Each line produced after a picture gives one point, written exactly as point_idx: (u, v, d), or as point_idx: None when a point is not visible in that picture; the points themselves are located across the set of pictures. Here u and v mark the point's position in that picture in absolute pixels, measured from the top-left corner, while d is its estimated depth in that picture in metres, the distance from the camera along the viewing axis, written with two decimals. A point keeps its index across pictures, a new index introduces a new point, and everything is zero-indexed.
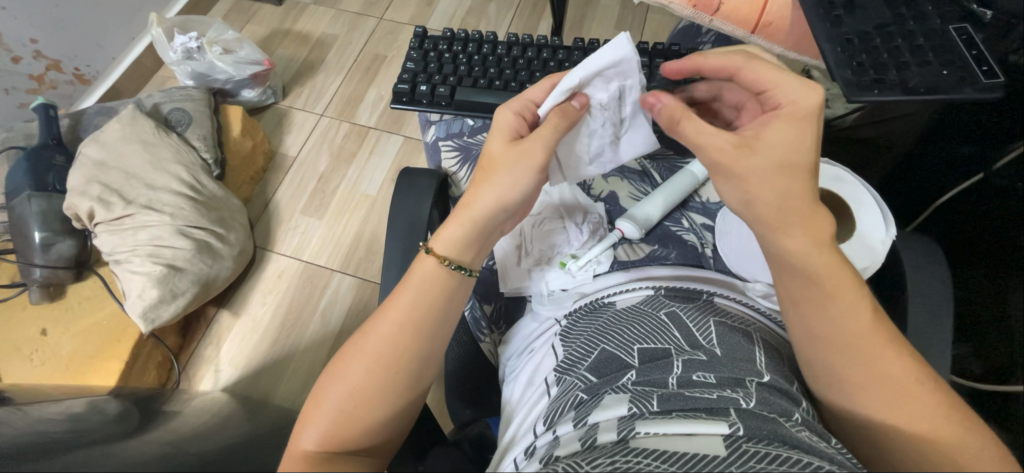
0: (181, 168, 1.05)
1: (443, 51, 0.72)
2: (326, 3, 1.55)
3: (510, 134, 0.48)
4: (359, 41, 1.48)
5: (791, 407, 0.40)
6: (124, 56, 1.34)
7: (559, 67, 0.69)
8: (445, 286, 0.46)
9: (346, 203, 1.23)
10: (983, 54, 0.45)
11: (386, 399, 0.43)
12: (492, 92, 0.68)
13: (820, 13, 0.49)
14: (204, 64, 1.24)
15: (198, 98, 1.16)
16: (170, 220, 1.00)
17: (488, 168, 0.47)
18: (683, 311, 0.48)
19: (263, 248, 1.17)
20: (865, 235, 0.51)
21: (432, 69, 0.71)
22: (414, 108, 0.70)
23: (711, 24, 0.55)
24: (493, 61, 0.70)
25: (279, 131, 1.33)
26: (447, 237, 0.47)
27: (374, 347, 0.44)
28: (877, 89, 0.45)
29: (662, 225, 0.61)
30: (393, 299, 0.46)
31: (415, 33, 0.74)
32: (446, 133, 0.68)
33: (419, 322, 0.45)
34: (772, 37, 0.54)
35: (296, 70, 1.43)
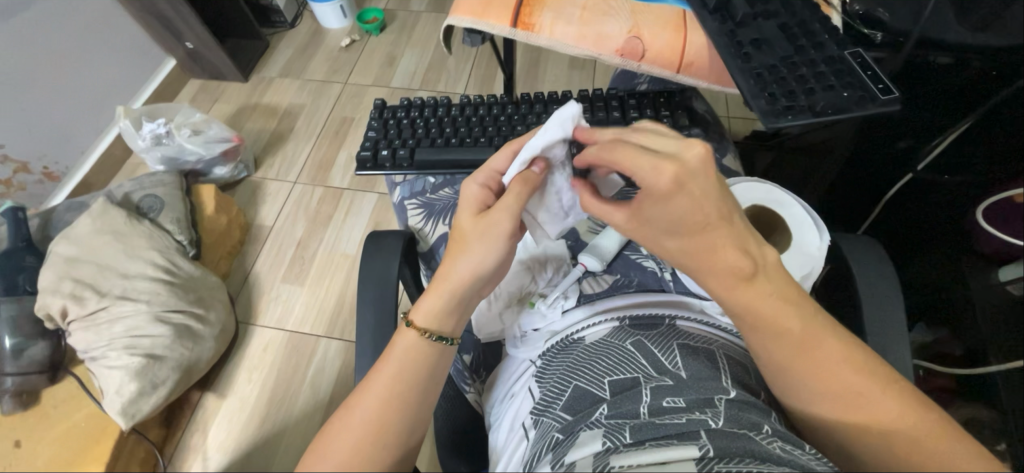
0: (155, 252, 1.04)
1: (401, 118, 0.74)
2: (291, 75, 1.62)
3: (477, 206, 0.50)
4: (326, 107, 1.53)
5: (760, 419, 0.41)
6: (93, 149, 1.36)
7: (510, 120, 0.71)
8: (427, 343, 0.48)
9: (325, 265, 1.23)
10: (877, 74, 0.50)
11: (375, 461, 0.42)
12: (450, 150, 0.69)
13: (730, 51, 0.51)
14: (174, 148, 1.26)
15: (169, 182, 1.17)
16: (147, 308, 0.98)
17: (459, 241, 0.49)
18: (649, 338, 0.49)
19: (245, 323, 1.16)
20: (803, 243, 0.54)
21: (392, 134, 0.72)
22: (379, 171, 0.70)
23: (640, 69, 0.53)
24: (450, 121, 0.72)
25: (254, 203, 1.34)
26: (426, 311, 0.48)
27: (356, 426, 0.43)
28: (790, 115, 0.48)
29: (622, 255, 0.63)
30: (373, 374, 0.46)
31: (375, 104, 0.76)
32: (410, 192, 0.70)
33: (403, 393, 0.45)
34: (697, 75, 0.53)
35: (266, 142, 1.46)
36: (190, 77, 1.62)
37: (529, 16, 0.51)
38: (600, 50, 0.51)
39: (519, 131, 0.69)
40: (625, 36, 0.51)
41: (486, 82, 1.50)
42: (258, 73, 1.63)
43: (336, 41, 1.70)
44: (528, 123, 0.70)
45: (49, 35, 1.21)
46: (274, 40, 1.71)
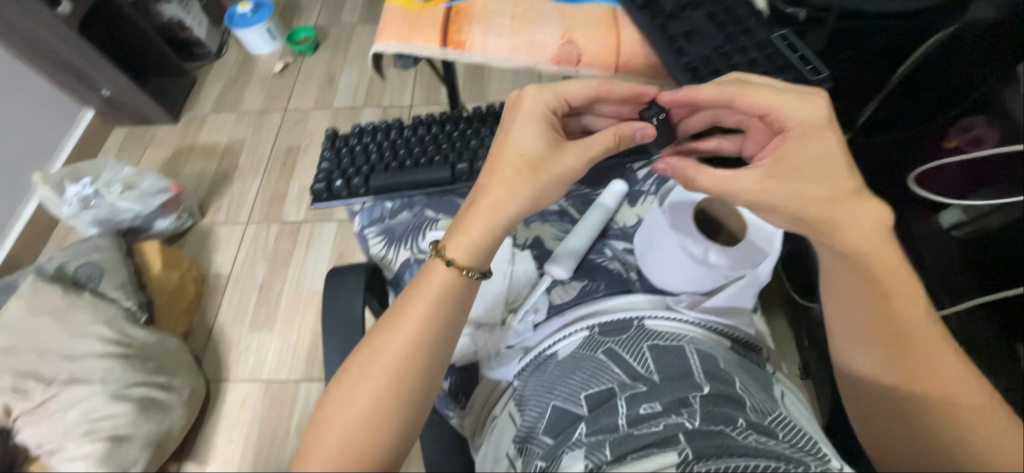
0: (103, 325, 0.95)
1: (354, 144, 0.69)
2: (225, 109, 1.53)
3: (541, 129, 0.46)
4: (268, 138, 1.45)
5: (735, 413, 0.41)
6: (15, 221, 1.24)
7: (463, 137, 0.67)
8: (458, 286, 0.44)
9: (294, 306, 1.17)
10: (807, 55, 0.50)
11: (401, 408, 0.41)
12: (404, 172, 0.64)
13: (665, 45, 0.49)
14: (106, 208, 1.15)
15: (106, 245, 1.08)
16: (101, 388, 0.91)
17: (526, 173, 0.45)
18: (620, 345, 0.48)
19: (216, 381, 1.09)
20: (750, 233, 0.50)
21: (345, 163, 0.67)
22: (335, 202, 0.65)
23: (579, 74, 0.50)
24: (402, 144, 0.68)
25: (206, 251, 1.26)
26: (463, 245, 0.44)
27: (379, 369, 0.41)
28: None
29: (588, 260, 0.59)
30: (411, 298, 0.44)
31: (327, 133, 0.71)
32: (369, 220, 0.63)
33: (435, 328, 0.43)
34: (635, 73, 0.51)
35: (209, 185, 1.38)
36: (114, 126, 1.51)
37: (459, 33, 0.48)
38: (536, 61, 0.48)
39: (476, 144, 0.65)
40: (558, 43, 0.49)
41: (432, 89, 1.45)
42: (188, 111, 1.53)
43: (269, 67, 1.61)
44: (483, 137, 0.66)
45: None
46: (201, 74, 1.61)
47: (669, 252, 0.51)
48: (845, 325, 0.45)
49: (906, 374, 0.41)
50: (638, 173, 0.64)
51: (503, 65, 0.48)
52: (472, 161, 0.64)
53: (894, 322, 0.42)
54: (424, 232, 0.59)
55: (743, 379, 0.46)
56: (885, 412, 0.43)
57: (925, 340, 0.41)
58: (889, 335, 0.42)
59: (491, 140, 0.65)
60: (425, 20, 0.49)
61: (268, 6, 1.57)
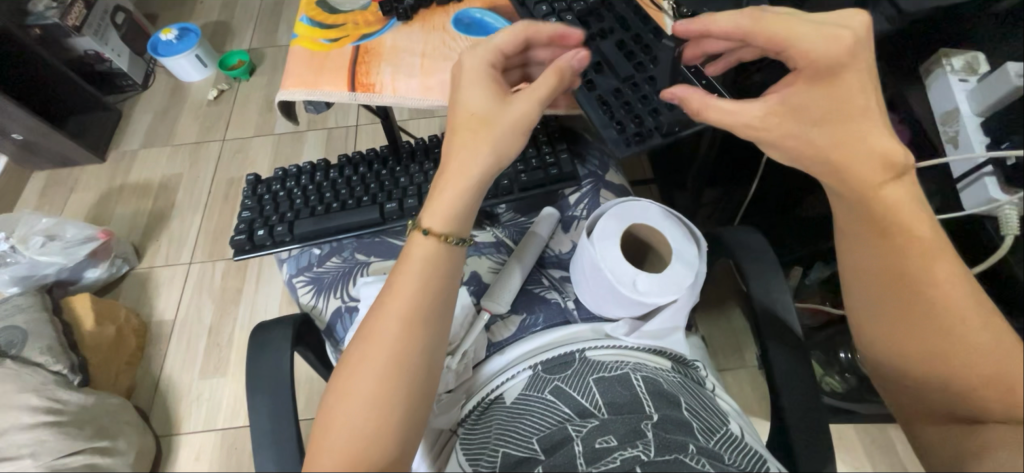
0: (31, 394, 0.89)
1: (277, 190, 0.68)
2: (157, 142, 1.44)
3: (490, 87, 0.45)
4: (207, 170, 1.38)
5: (685, 439, 0.42)
6: None
7: (392, 174, 0.67)
8: (441, 256, 0.44)
9: (248, 346, 1.12)
10: (712, 83, 0.53)
11: (403, 394, 0.40)
12: (331, 217, 0.64)
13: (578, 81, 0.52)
14: (25, 264, 1.07)
15: (27, 304, 1.00)
16: (33, 462, 0.84)
17: (480, 128, 0.44)
18: (567, 382, 0.48)
19: (166, 435, 1.03)
20: (681, 253, 0.49)
21: (268, 211, 0.66)
22: (260, 253, 0.64)
23: None
24: (328, 186, 0.67)
25: (146, 297, 1.19)
26: (438, 214, 0.44)
27: (376, 356, 0.41)
28: (639, 142, 0.50)
29: (525, 290, 0.59)
30: (393, 287, 0.43)
31: (249, 180, 0.70)
32: (297, 268, 0.63)
33: (425, 306, 0.43)
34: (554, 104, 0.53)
35: (144, 225, 1.30)
36: (31, 169, 1.40)
37: (368, 77, 0.49)
38: (451, 99, 0.49)
39: (404, 182, 0.65)
40: None
41: None
42: (116, 147, 1.44)
43: (202, 95, 1.53)
44: (410, 173, 0.66)
45: None
46: (127, 106, 1.52)
47: (598, 278, 0.50)
48: (862, 291, 0.45)
49: (925, 338, 0.42)
50: (569, 200, 0.65)
51: (417, 107, 0.49)
52: (402, 199, 0.64)
53: (908, 289, 0.42)
54: (354, 278, 0.61)
55: (688, 401, 0.47)
56: (900, 371, 0.45)
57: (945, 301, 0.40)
58: (889, 268, 0.42)
59: (419, 177, 0.65)
60: (331, 65, 0.50)
61: (196, 32, 1.50)
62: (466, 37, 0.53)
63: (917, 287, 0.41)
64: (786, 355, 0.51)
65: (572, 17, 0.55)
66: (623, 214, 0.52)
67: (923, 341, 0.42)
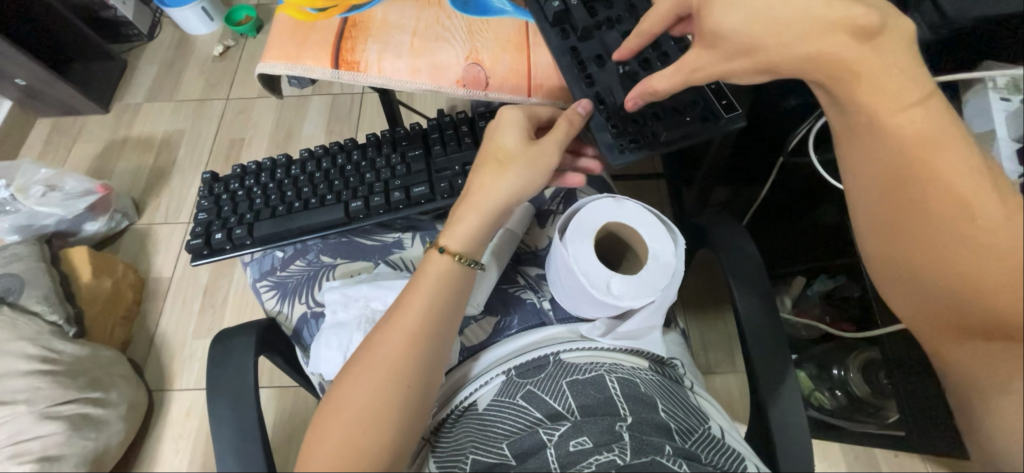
0: (25, 342, 0.90)
1: (235, 189, 0.64)
2: (160, 97, 1.42)
3: (527, 131, 0.48)
4: (209, 129, 1.36)
5: (662, 440, 0.40)
6: None
7: (358, 169, 0.62)
8: (454, 280, 0.46)
9: (241, 308, 1.12)
10: (722, 87, 0.51)
11: (398, 410, 0.41)
12: (292, 218, 0.60)
13: (576, 74, 0.49)
14: (24, 214, 1.08)
15: (26, 253, 1.01)
16: (26, 408, 0.87)
17: (502, 160, 0.47)
18: (539, 386, 0.45)
19: (159, 390, 1.06)
20: (656, 254, 0.43)
21: (226, 212, 0.62)
22: (221, 256, 0.62)
23: (489, 97, 0.50)
24: (289, 184, 0.63)
25: (144, 254, 1.20)
26: (459, 234, 0.47)
27: (376, 369, 0.42)
28: (634, 149, 0.47)
29: (499, 290, 0.56)
30: (403, 303, 0.45)
31: (204, 179, 0.66)
32: (261, 272, 0.62)
33: (429, 326, 0.44)
34: (551, 95, 0.51)
35: (145, 181, 1.30)
36: (36, 116, 1.40)
37: (353, 54, 0.49)
38: (439, 84, 0.49)
39: (370, 178, 0.61)
40: (463, 66, 0.50)
41: None
42: (120, 100, 1.42)
43: (208, 50, 1.49)
44: (376, 168, 0.61)
45: None
46: (132, 58, 1.49)
47: (571, 281, 0.44)
48: (869, 205, 0.41)
49: (935, 245, 0.36)
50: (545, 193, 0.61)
51: (407, 89, 0.49)
52: (368, 197, 0.59)
53: (919, 195, 0.37)
54: (320, 282, 0.60)
55: (665, 401, 0.44)
56: (910, 289, 0.39)
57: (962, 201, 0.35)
58: (884, 167, 0.38)
59: (387, 171, 0.60)
60: (315, 37, 0.50)
61: None
62: (462, 15, 0.53)
63: (929, 189, 0.36)
64: (774, 369, 0.47)
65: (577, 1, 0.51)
66: (599, 213, 0.46)
67: (934, 249, 0.36)
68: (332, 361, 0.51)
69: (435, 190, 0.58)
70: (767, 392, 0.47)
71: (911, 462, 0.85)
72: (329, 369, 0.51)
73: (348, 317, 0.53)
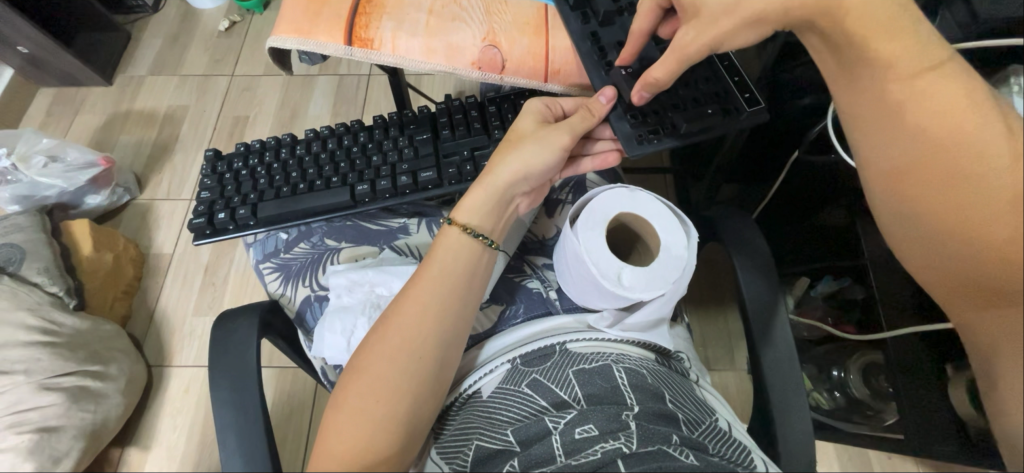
0: (25, 312, 0.90)
1: (239, 169, 0.63)
2: (164, 71, 1.40)
3: (543, 116, 0.49)
4: (213, 106, 1.34)
5: (668, 429, 0.40)
6: None
7: (364, 151, 0.61)
8: (467, 255, 0.47)
9: (241, 289, 1.12)
10: (744, 81, 0.50)
11: (412, 385, 0.41)
12: (298, 199, 0.59)
13: (595, 61, 0.48)
14: (25, 184, 1.07)
15: (27, 224, 1.00)
16: (25, 379, 0.87)
17: (515, 140, 0.48)
18: (545, 375, 0.45)
19: (158, 366, 1.06)
20: (668, 245, 0.43)
21: (229, 192, 0.61)
22: (223, 237, 0.61)
23: (504, 81, 0.50)
24: (294, 164, 0.62)
25: (145, 229, 1.19)
26: (468, 207, 0.47)
27: (390, 340, 0.42)
28: (653, 140, 0.46)
29: (504, 278, 0.55)
30: (417, 277, 0.45)
31: (208, 156, 0.65)
32: (263, 254, 0.61)
33: (441, 302, 0.44)
34: (567, 82, 0.50)
35: (147, 156, 1.28)
36: (38, 85, 1.38)
37: (366, 30, 0.48)
38: (454, 65, 0.48)
39: (376, 160, 0.59)
40: (479, 47, 0.49)
41: None
42: (123, 72, 1.40)
43: (213, 25, 1.47)
44: (382, 151, 0.60)
45: None
46: (137, 30, 1.47)
47: (581, 270, 0.44)
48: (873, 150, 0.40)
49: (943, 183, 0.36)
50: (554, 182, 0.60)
51: (420, 69, 0.48)
52: (374, 181, 0.59)
53: (917, 133, 0.36)
54: (324, 266, 0.59)
55: (672, 391, 0.44)
56: (918, 251, 0.38)
57: (970, 135, 0.35)
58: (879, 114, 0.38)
59: (394, 154, 0.59)
60: (329, 11, 0.48)
61: None
62: None
63: (931, 126, 0.36)
64: (782, 365, 0.47)
65: None
66: (610, 203, 0.45)
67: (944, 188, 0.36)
68: (335, 345, 0.50)
69: (442, 175, 0.57)
70: (774, 390, 0.47)
71: (904, 465, 0.86)
72: (333, 353, 0.51)
73: (352, 301, 0.52)
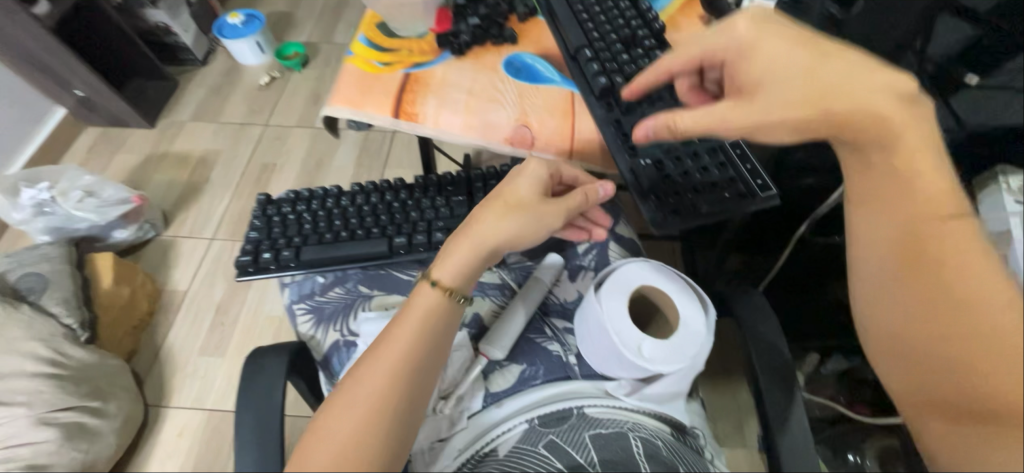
0: (37, 343, 0.91)
1: (287, 213, 0.67)
2: (204, 117, 1.50)
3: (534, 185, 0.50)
4: (245, 152, 1.42)
5: None
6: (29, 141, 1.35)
7: (404, 207, 0.65)
8: (439, 316, 0.47)
9: (249, 332, 1.12)
10: (756, 166, 0.54)
11: (373, 452, 0.40)
12: (337, 246, 0.63)
13: (619, 142, 0.53)
14: (61, 216, 1.13)
15: (55, 254, 1.04)
16: (26, 411, 0.86)
17: (508, 206, 0.49)
18: (562, 437, 0.45)
19: (156, 406, 1.04)
20: (687, 320, 0.44)
21: (276, 233, 0.65)
22: (264, 275, 0.63)
23: (531, 156, 0.54)
24: (337, 213, 0.66)
25: (164, 265, 1.22)
26: (448, 265, 0.47)
27: (357, 398, 0.42)
28: (676, 219, 0.50)
29: (525, 338, 0.54)
30: (387, 337, 0.45)
31: (259, 199, 0.69)
32: (298, 294, 0.62)
33: (411, 361, 0.44)
34: (590, 160, 0.54)
35: (177, 195, 1.34)
36: (85, 125, 1.48)
37: (413, 106, 0.53)
38: (488, 140, 0.53)
39: (413, 216, 0.64)
40: (513, 125, 0.54)
41: None
42: (166, 117, 1.51)
43: (254, 80, 1.59)
44: (422, 208, 0.65)
45: None
46: (183, 80, 1.59)
47: (602, 338, 0.46)
48: (866, 235, 0.42)
49: (935, 289, 0.38)
50: (578, 247, 0.61)
51: (458, 142, 0.53)
52: (411, 235, 0.63)
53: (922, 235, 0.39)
54: (355, 312, 0.60)
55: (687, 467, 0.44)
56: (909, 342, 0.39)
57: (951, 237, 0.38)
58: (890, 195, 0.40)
59: (431, 212, 0.63)
60: (379, 88, 0.54)
61: (259, 20, 1.56)
62: (513, 81, 0.57)
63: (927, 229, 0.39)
64: (798, 447, 0.47)
65: (622, 77, 0.55)
66: (632, 273, 0.47)
67: (928, 300, 0.38)
68: None
69: None
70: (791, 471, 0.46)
71: None
72: None
73: None
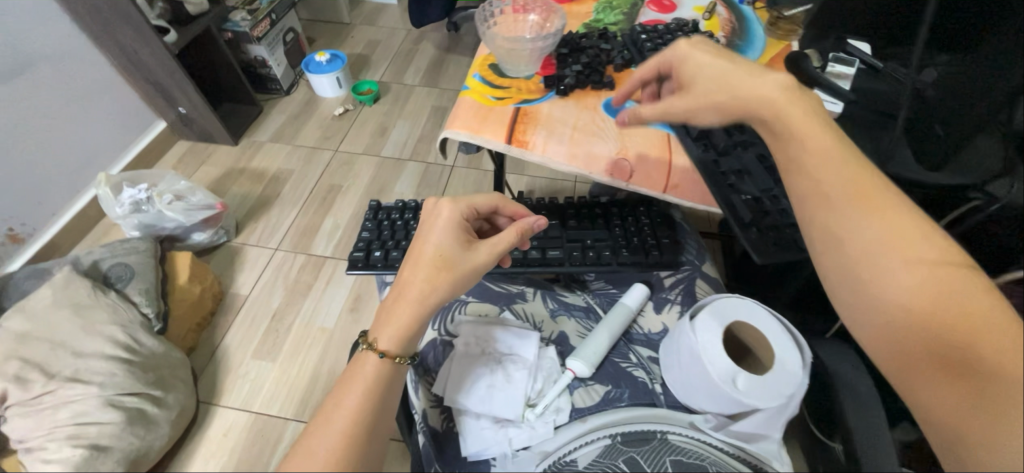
0: (117, 328, 0.99)
1: (396, 219, 0.74)
2: (282, 139, 1.65)
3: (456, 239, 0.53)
4: (315, 173, 1.54)
5: None
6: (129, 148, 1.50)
7: None
8: (384, 379, 0.47)
9: (301, 340, 1.16)
10: None
11: None
12: None
13: (715, 179, 0.57)
14: (152, 215, 1.24)
15: (142, 248, 1.14)
16: (98, 391, 0.91)
17: (446, 270, 0.50)
18: (642, 456, 0.47)
19: (206, 403, 1.07)
20: (783, 360, 0.46)
21: (386, 235, 0.71)
22: (371, 272, 0.68)
23: (629, 187, 0.58)
24: None
25: (230, 269, 1.30)
26: (388, 330, 0.48)
27: (314, 457, 0.41)
28: (776, 253, 0.53)
29: (610, 361, 0.57)
30: (339, 401, 0.45)
31: (371, 204, 0.77)
32: None
33: (366, 422, 0.44)
34: (684, 195, 0.58)
35: (250, 207, 1.45)
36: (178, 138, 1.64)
37: (524, 135, 0.59)
38: (590, 170, 0.58)
39: None
40: (614, 159, 0.59)
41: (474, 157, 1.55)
42: (249, 136, 1.66)
43: (329, 110, 1.75)
44: None
45: (40, 102, 1.24)
46: (267, 106, 1.76)
47: (694, 368, 0.48)
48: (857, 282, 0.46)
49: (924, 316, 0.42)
50: (664, 281, 0.64)
51: (561, 170, 0.58)
52: None
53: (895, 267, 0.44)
54: (452, 314, 0.61)
55: None
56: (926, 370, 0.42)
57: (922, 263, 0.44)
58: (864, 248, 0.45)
59: None
60: (493, 117, 0.61)
61: (342, 59, 1.74)
62: (613, 120, 0.63)
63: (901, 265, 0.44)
64: None
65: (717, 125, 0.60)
66: (725, 307, 0.50)
67: (938, 323, 0.41)
68: (459, 387, 0.54)
69: (568, 256, 0.65)
70: None
71: None
72: (454, 393, 0.54)
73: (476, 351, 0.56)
